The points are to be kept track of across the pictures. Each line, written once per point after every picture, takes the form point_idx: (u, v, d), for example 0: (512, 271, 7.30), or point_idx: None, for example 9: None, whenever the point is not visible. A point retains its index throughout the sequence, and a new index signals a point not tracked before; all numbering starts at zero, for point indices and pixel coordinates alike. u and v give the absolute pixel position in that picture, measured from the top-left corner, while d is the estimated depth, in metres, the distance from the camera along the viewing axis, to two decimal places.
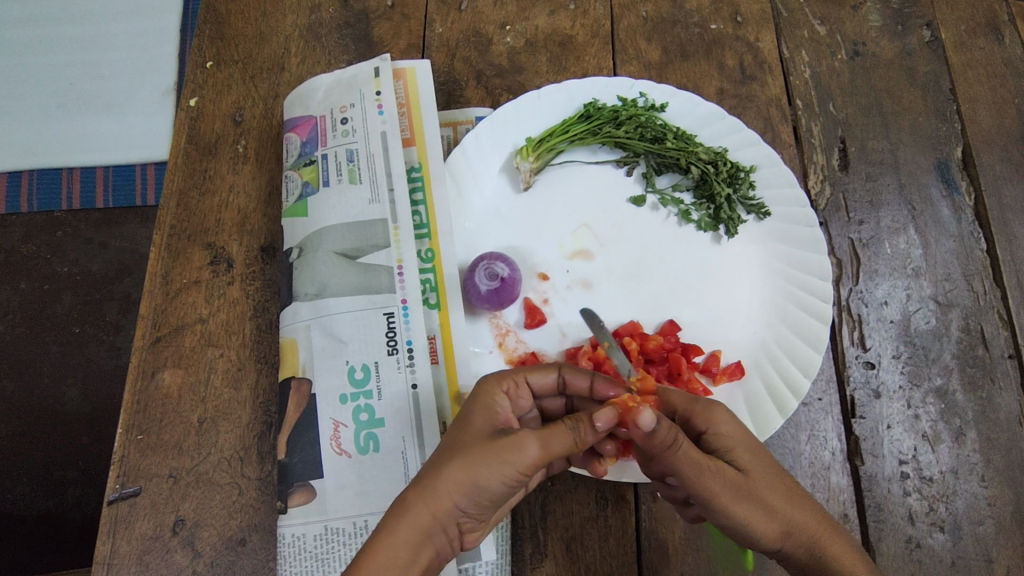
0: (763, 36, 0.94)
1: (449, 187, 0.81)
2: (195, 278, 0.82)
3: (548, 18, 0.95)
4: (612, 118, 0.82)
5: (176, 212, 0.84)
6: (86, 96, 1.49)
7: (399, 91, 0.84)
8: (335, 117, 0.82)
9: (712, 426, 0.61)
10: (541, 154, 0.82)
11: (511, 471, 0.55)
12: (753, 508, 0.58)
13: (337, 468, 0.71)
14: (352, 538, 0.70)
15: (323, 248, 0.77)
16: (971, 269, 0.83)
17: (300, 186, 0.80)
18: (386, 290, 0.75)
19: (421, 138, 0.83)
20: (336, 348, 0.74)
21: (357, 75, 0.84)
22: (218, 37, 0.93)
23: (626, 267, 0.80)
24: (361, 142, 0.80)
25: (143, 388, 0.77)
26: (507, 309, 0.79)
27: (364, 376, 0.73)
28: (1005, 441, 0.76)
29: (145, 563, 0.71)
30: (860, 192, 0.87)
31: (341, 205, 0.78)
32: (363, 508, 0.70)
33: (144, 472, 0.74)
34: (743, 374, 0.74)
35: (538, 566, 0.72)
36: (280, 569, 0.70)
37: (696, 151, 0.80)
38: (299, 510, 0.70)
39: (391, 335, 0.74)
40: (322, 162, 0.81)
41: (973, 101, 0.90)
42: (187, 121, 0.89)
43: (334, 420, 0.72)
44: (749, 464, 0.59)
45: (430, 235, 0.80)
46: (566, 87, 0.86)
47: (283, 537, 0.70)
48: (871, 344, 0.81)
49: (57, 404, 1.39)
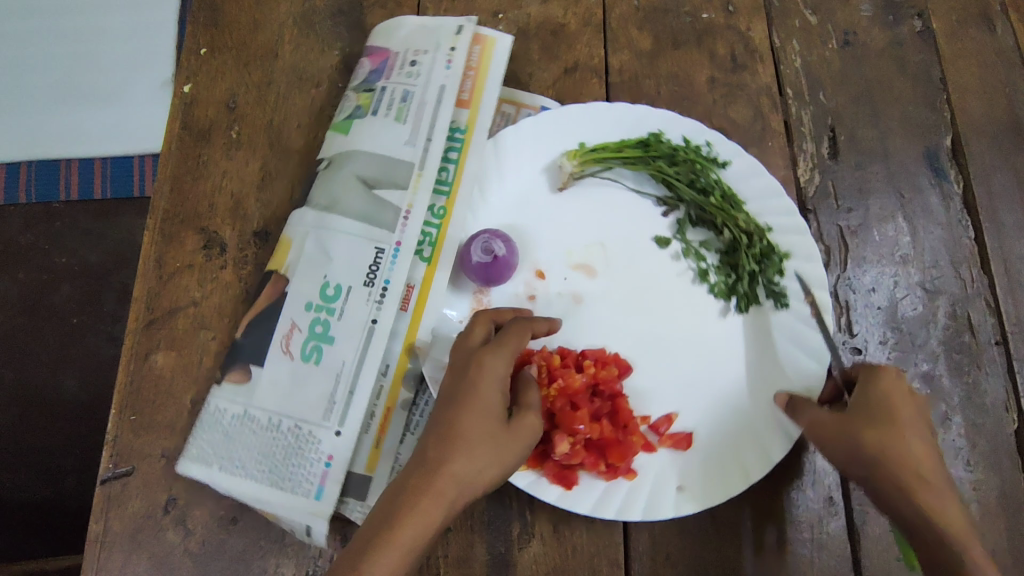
0: (754, 25, 0.95)
1: (493, 164, 0.83)
2: (188, 262, 0.82)
3: (540, 7, 0.96)
4: (669, 154, 0.81)
5: (169, 196, 0.85)
6: (83, 87, 1.49)
7: (473, 53, 0.88)
8: (406, 58, 0.87)
9: (880, 376, 0.70)
10: (587, 161, 0.82)
11: (526, 445, 0.63)
12: (869, 438, 0.66)
13: (277, 362, 0.75)
14: (263, 431, 0.73)
15: (348, 169, 0.82)
16: (959, 256, 0.84)
17: (353, 108, 0.85)
18: (386, 229, 0.80)
19: (475, 101, 0.87)
20: (321, 260, 0.78)
21: (440, 28, 0.88)
22: (212, 24, 0.94)
23: (631, 290, 0.80)
24: (419, 88, 0.85)
25: (136, 370, 0.78)
26: (495, 284, 0.79)
27: (334, 294, 0.78)
28: (991, 426, 0.77)
29: (137, 541, 0.72)
30: (849, 180, 0.88)
31: (379, 137, 0.83)
32: (284, 409, 0.74)
33: (136, 452, 0.75)
34: (690, 446, 0.73)
35: (526, 546, 0.73)
36: (192, 434, 0.74)
37: (736, 215, 0.78)
38: (230, 387, 0.75)
39: (375, 268, 0.79)
40: (379, 94, 0.85)
41: (964, 90, 0.91)
42: (182, 107, 0.89)
43: (293, 322, 0.77)
44: (905, 413, 0.68)
45: (448, 195, 0.84)
46: (639, 109, 0.85)
47: (208, 406, 0.74)
48: (858, 330, 0.81)
49: (56, 393, 1.40)
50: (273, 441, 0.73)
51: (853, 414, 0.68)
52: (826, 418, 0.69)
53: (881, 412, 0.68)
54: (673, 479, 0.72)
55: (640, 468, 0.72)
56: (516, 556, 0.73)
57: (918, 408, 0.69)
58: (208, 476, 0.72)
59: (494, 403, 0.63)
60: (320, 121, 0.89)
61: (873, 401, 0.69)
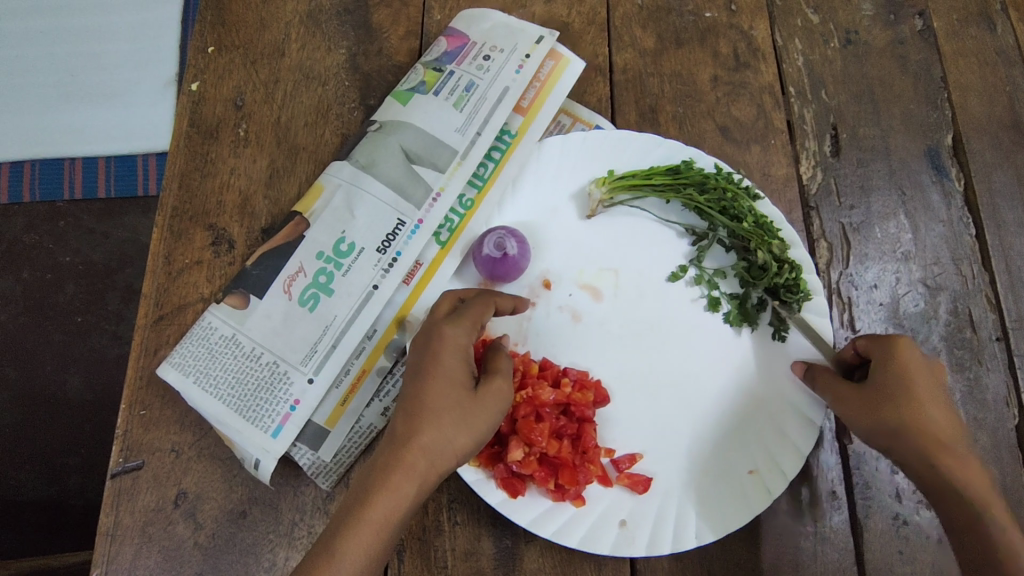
0: (756, 24, 0.95)
1: (533, 169, 0.85)
2: (196, 259, 0.83)
3: (545, 6, 0.97)
4: (700, 183, 0.79)
5: (177, 193, 0.86)
6: (87, 86, 1.50)
7: (545, 67, 0.89)
8: (483, 50, 0.89)
9: (897, 349, 0.69)
10: (616, 189, 0.82)
11: (497, 410, 0.65)
12: (894, 414, 0.67)
13: (274, 298, 0.78)
14: (244, 358, 0.76)
15: (397, 139, 0.84)
16: (960, 253, 0.85)
17: (417, 81, 0.87)
18: (413, 204, 0.83)
19: (533, 111, 0.89)
20: (344, 217, 0.81)
21: (525, 32, 0.90)
22: (219, 23, 0.95)
23: (640, 315, 0.79)
24: (484, 82, 0.87)
25: (145, 364, 0.79)
26: (500, 282, 0.80)
27: (346, 251, 0.81)
28: (993, 421, 0.78)
29: (147, 535, 0.73)
30: (851, 177, 0.89)
31: (432, 117, 0.85)
32: (268, 344, 0.77)
33: (146, 446, 0.76)
34: (645, 491, 0.72)
35: (533, 539, 0.74)
36: (180, 342, 0.77)
37: (770, 241, 0.75)
38: (225, 309, 0.78)
39: (390, 239, 0.81)
40: (447, 76, 0.87)
41: (964, 89, 0.92)
42: (189, 105, 0.90)
43: (300, 266, 0.80)
44: (921, 383, 0.68)
45: (480, 188, 0.87)
46: (691, 151, 0.83)
47: (201, 320, 0.77)
48: (860, 326, 0.82)
49: (59, 392, 1.41)
50: (252, 371, 0.76)
51: (869, 393, 0.69)
52: (843, 394, 0.70)
53: (902, 388, 0.68)
54: (618, 513, 0.71)
55: (590, 498, 0.72)
56: (523, 550, 0.74)
57: (934, 377, 0.69)
58: (182, 385, 0.74)
59: (458, 373, 0.66)
60: (326, 120, 0.90)
61: (891, 379, 0.69)
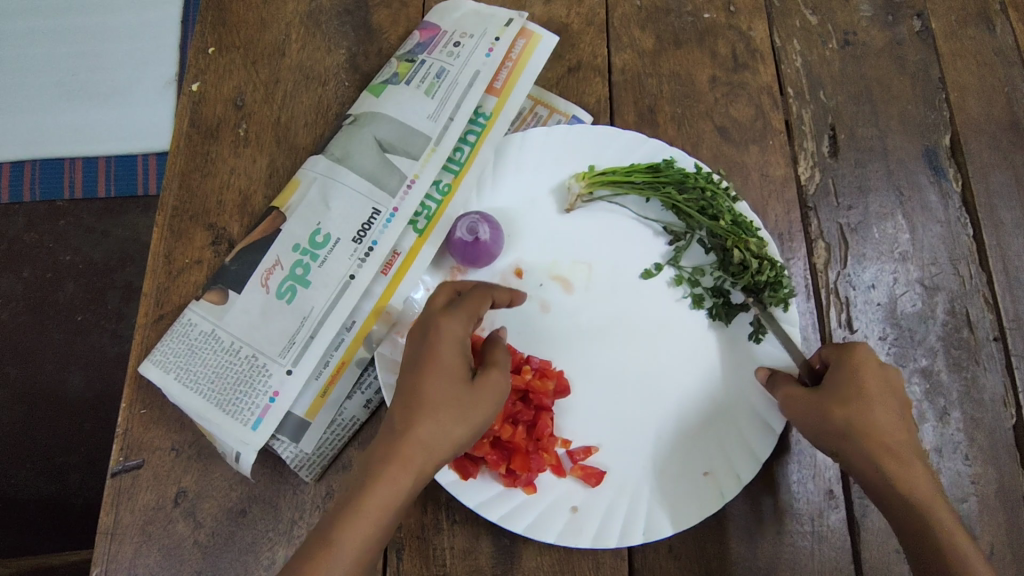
0: (755, 25, 0.96)
1: (514, 154, 0.84)
2: (196, 258, 0.83)
3: (544, 7, 0.97)
4: (678, 181, 0.79)
5: (177, 193, 0.86)
6: (88, 87, 1.50)
7: (517, 48, 0.89)
8: (453, 38, 0.89)
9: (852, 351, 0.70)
10: (595, 183, 0.81)
11: (495, 404, 0.65)
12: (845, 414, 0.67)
13: (252, 293, 0.78)
14: (222, 352, 0.76)
15: (370, 129, 0.85)
16: (957, 254, 0.85)
17: (390, 74, 0.88)
18: (387, 192, 0.83)
19: (505, 92, 0.88)
20: (320, 207, 0.82)
21: (494, 17, 0.90)
22: (219, 23, 0.95)
23: (615, 305, 0.80)
24: (455, 68, 0.87)
25: None
26: (472, 266, 0.81)
27: (322, 242, 0.81)
28: (990, 421, 0.78)
29: (147, 533, 0.73)
30: (849, 177, 0.89)
31: (404, 106, 0.85)
32: (246, 337, 0.77)
33: (146, 445, 0.76)
34: (598, 483, 0.72)
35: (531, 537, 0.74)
36: (161, 340, 0.78)
37: (748, 240, 0.74)
38: (206, 305, 0.78)
39: (366, 228, 0.81)
40: (418, 65, 0.88)
41: (963, 89, 0.92)
42: (190, 105, 0.90)
43: (277, 258, 0.80)
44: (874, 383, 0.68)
45: (456, 173, 0.86)
46: (665, 147, 0.84)
47: (184, 317, 0.78)
48: (858, 325, 0.82)
49: (60, 390, 1.41)
50: (229, 365, 0.76)
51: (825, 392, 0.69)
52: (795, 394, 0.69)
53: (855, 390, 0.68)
54: (568, 500, 0.72)
55: (541, 487, 0.72)
56: (522, 548, 0.74)
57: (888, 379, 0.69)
58: (163, 382, 0.75)
59: (456, 365, 0.66)
60: (326, 119, 0.90)
61: (845, 378, 0.69)
